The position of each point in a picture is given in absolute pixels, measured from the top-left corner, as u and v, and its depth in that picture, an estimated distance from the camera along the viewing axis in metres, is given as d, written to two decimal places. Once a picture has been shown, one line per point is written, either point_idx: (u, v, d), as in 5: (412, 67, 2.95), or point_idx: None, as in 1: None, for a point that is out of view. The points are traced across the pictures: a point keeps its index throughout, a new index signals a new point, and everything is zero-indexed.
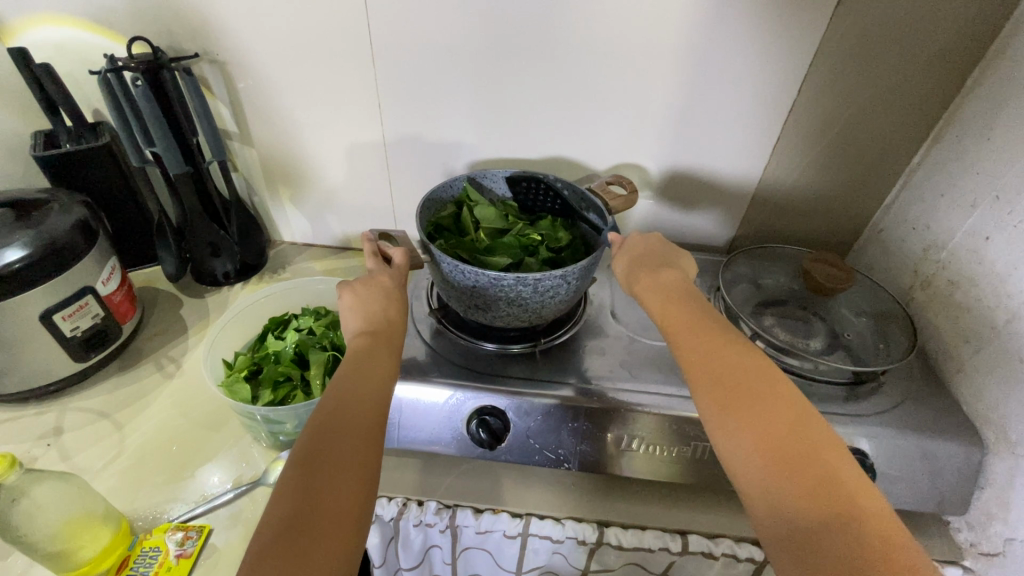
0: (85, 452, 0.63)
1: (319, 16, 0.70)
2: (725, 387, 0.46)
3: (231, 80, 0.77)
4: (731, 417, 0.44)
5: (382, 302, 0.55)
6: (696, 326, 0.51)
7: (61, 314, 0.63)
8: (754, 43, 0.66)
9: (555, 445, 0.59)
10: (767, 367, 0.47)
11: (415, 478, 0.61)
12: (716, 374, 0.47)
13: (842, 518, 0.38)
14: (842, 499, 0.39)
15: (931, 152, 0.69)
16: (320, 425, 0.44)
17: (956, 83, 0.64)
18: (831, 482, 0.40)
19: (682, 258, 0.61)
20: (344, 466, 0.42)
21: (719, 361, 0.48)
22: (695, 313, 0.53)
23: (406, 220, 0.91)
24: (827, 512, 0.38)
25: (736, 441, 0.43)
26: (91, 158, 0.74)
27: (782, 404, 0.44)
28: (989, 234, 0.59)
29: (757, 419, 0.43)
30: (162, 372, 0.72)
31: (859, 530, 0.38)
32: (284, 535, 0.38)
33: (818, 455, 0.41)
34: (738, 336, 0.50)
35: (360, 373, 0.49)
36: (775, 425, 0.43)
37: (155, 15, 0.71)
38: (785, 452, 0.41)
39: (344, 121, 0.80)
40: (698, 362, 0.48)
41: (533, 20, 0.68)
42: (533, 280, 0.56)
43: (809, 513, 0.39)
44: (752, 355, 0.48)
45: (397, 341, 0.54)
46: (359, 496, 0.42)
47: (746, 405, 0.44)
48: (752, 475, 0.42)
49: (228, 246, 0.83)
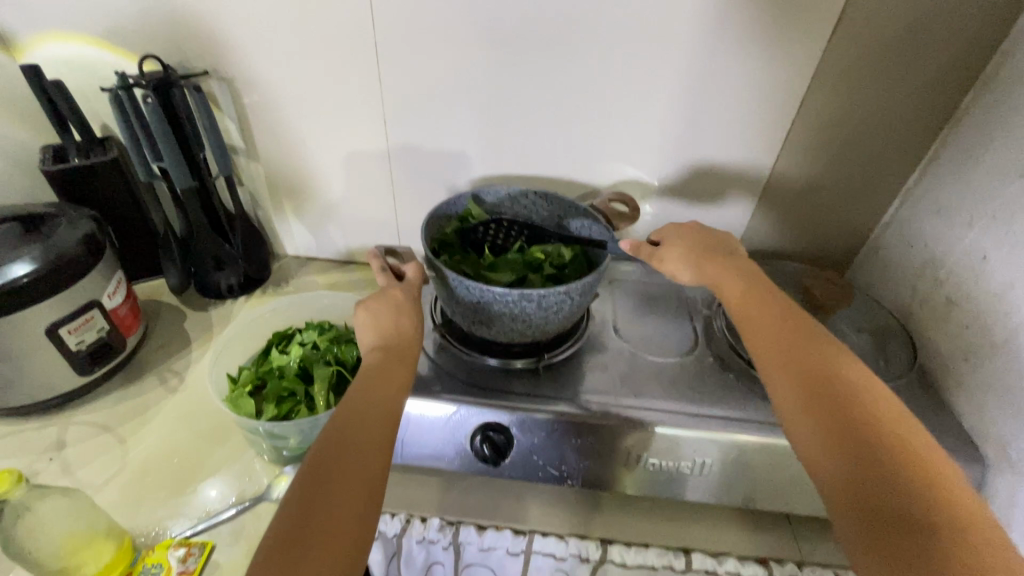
0: (87, 466, 0.63)
1: (327, 36, 0.71)
2: (797, 379, 0.46)
3: (239, 96, 0.78)
4: (801, 407, 0.45)
5: (394, 318, 0.56)
6: (769, 317, 0.52)
7: (67, 327, 0.63)
8: (753, 65, 0.68)
9: (558, 461, 0.59)
10: (849, 360, 0.47)
11: (417, 495, 0.61)
12: (796, 362, 0.47)
13: (923, 507, 0.37)
14: (922, 486, 0.38)
15: (927, 172, 0.70)
16: (334, 435, 0.45)
17: (950, 104, 0.66)
18: (909, 470, 0.39)
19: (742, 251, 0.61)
20: (352, 478, 0.43)
21: (800, 351, 0.48)
22: (775, 305, 0.53)
23: (409, 234, 0.92)
24: (914, 502, 0.38)
25: (812, 425, 0.43)
26: (99, 172, 0.75)
27: (864, 394, 0.44)
28: (986, 252, 0.60)
29: (834, 407, 0.43)
30: (165, 386, 0.72)
31: (941, 521, 0.37)
32: (287, 543, 0.38)
33: (894, 444, 0.41)
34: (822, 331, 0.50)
35: (373, 389, 0.49)
36: (847, 415, 0.43)
37: (166, 34, 0.73)
38: (865, 439, 0.41)
39: (349, 137, 0.81)
40: (774, 350, 0.49)
41: (538, 40, 0.69)
42: (536, 296, 0.56)
43: (884, 501, 0.38)
44: (838, 349, 0.48)
45: (410, 357, 0.54)
46: (362, 509, 0.42)
47: (826, 393, 0.44)
48: (830, 461, 0.41)
49: (232, 260, 0.83)
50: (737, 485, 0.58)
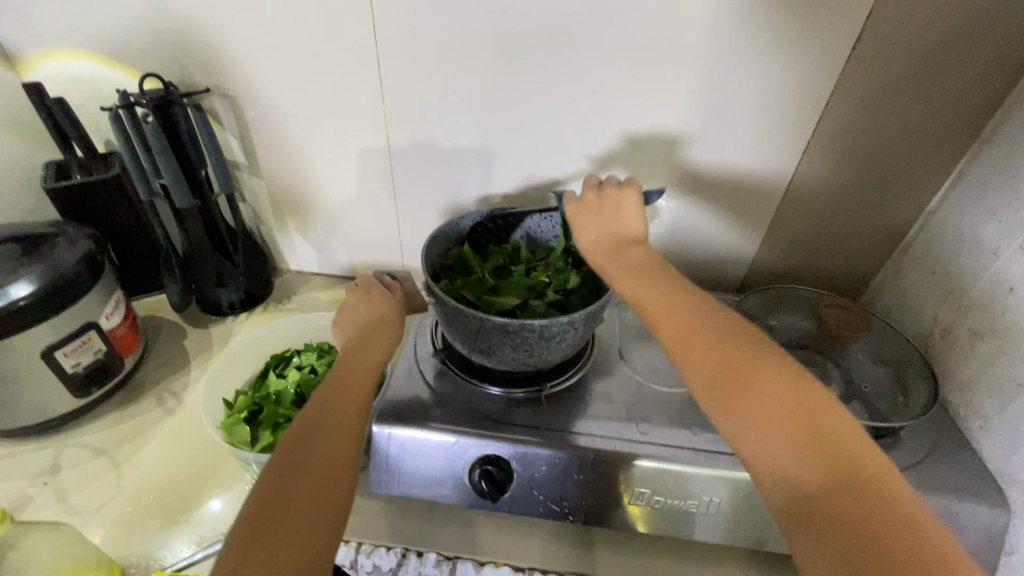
0: (82, 491, 0.62)
1: (330, 53, 0.70)
2: (728, 382, 0.43)
3: (241, 112, 0.77)
4: (743, 419, 0.41)
5: (363, 313, 0.55)
6: (687, 315, 0.48)
7: (63, 349, 0.62)
8: (766, 86, 0.66)
9: (560, 496, 0.57)
10: (764, 352, 0.44)
11: (415, 528, 0.60)
12: (720, 376, 0.43)
13: (870, 515, 0.36)
14: (874, 506, 0.36)
15: (951, 194, 0.67)
16: (300, 428, 0.44)
17: (974, 127, 0.63)
18: (857, 486, 0.37)
19: (633, 219, 0.58)
20: (315, 471, 0.41)
21: (718, 361, 0.44)
22: (684, 298, 0.49)
23: (412, 251, 0.90)
24: (871, 529, 0.35)
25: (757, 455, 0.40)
26: (100, 190, 0.74)
27: (799, 400, 0.41)
28: (1013, 284, 0.57)
29: (771, 429, 0.40)
30: (163, 407, 0.71)
31: (886, 520, 0.35)
32: (249, 541, 0.37)
33: (834, 447, 0.39)
34: (728, 321, 0.47)
35: (351, 366, 0.50)
36: (793, 427, 0.40)
37: (169, 51, 0.72)
38: (813, 457, 0.38)
39: (353, 154, 0.80)
40: (695, 365, 0.45)
41: (544, 60, 0.67)
42: (538, 326, 0.54)
43: (840, 514, 0.36)
44: (752, 343, 0.45)
45: (391, 335, 0.54)
46: (327, 503, 0.40)
47: (760, 410, 0.41)
48: (790, 491, 0.38)
49: (233, 278, 0.82)
50: (748, 525, 0.56)
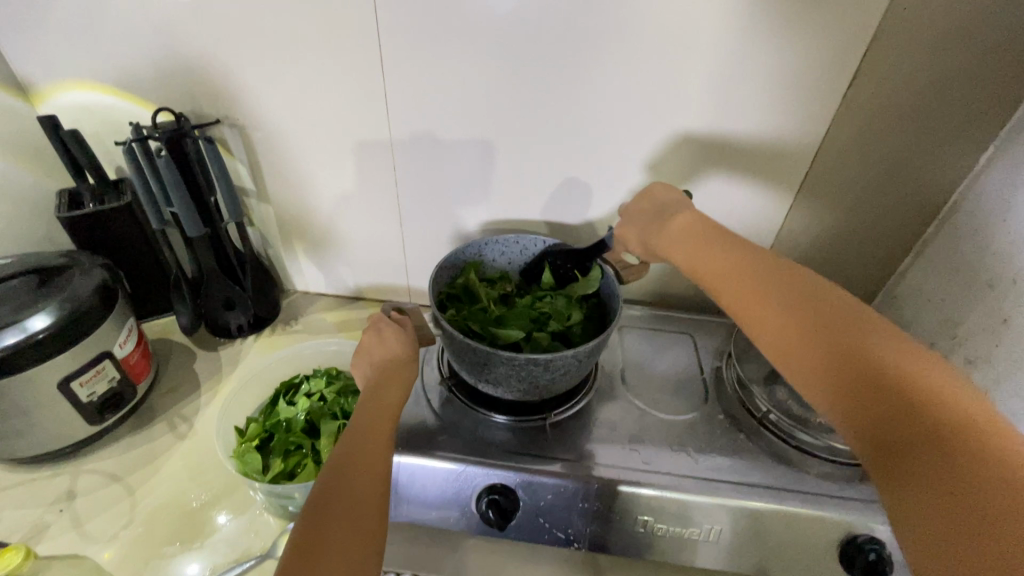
0: (97, 518, 0.63)
1: (337, 85, 0.72)
2: (771, 307, 0.43)
3: (250, 141, 0.79)
4: (793, 348, 0.40)
5: (382, 351, 0.57)
6: (724, 253, 0.48)
7: (79, 379, 0.64)
8: None
9: (565, 524, 0.58)
10: (809, 282, 0.44)
11: (424, 554, 0.61)
12: (760, 308, 0.43)
13: (920, 414, 0.34)
14: (930, 407, 0.34)
15: (942, 229, 0.67)
16: (337, 464, 0.45)
17: None
18: (909, 389, 0.35)
19: (669, 195, 0.60)
20: (361, 486, 0.44)
21: (760, 292, 0.44)
22: (722, 245, 0.49)
23: (417, 273, 0.92)
24: (926, 427, 0.33)
25: (802, 374, 0.40)
26: (113, 218, 0.76)
27: (843, 320, 0.40)
28: (1006, 315, 0.57)
29: (816, 345, 0.39)
30: (175, 432, 0.73)
31: (947, 417, 0.33)
32: (306, 546, 0.40)
33: (877, 356, 0.37)
34: (772, 259, 0.47)
35: (374, 408, 0.51)
36: (836, 344, 0.39)
37: (179, 84, 0.74)
38: (859, 369, 0.37)
39: (358, 180, 0.81)
40: (740, 301, 0.45)
41: (546, 91, 0.69)
42: (544, 359, 0.56)
43: (890, 419, 0.35)
44: (794, 276, 0.44)
45: (408, 378, 0.56)
46: (373, 516, 0.43)
47: (803, 332, 0.40)
48: (839, 404, 0.37)
49: (242, 301, 0.84)
50: (750, 553, 0.57)
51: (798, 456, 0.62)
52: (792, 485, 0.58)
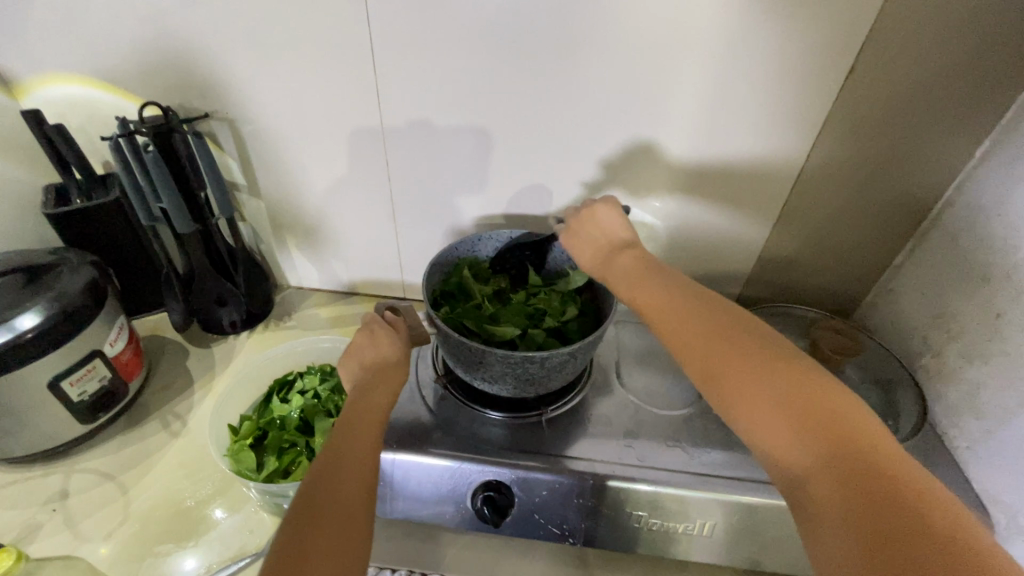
0: (91, 517, 0.63)
1: (329, 78, 0.71)
2: (708, 359, 0.45)
3: (241, 135, 0.78)
4: (727, 397, 0.43)
5: (376, 350, 0.56)
6: (684, 308, 0.49)
7: (69, 378, 0.63)
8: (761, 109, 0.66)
9: (561, 520, 0.58)
10: (744, 329, 0.46)
11: (420, 550, 0.61)
12: (700, 358, 0.45)
13: (865, 489, 0.35)
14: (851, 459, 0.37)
15: (937, 225, 0.69)
16: (328, 461, 0.46)
17: (965, 153, 0.64)
18: (831, 441, 0.38)
19: (617, 226, 0.60)
20: (348, 487, 0.44)
21: (698, 340, 0.46)
22: (664, 290, 0.51)
23: (412, 268, 0.91)
24: (843, 479, 0.36)
25: (736, 419, 0.43)
26: (101, 214, 0.74)
27: (777, 368, 0.42)
28: (1001, 310, 0.58)
29: (749, 395, 0.42)
30: (168, 430, 0.72)
31: (867, 470, 0.36)
32: (292, 547, 0.40)
33: (821, 421, 0.39)
34: (710, 305, 0.49)
35: (366, 405, 0.51)
36: (766, 394, 0.41)
37: (167, 76, 0.72)
38: (787, 420, 0.40)
39: (351, 173, 0.80)
40: (680, 349, 0.47)
41: (541, 84, 0.68)
42: (539, 357, 0.56)
43: (814, 470, 0.38)
44: (732, 324, 0.47)
45: (400, 376, 0.55)
46: (359, 516, 0.43)
47: (738, 382, 0.43)
48: (771, 453, 0.40)
49: (234, 297, 0.83)
50: (743, 547, 0.57)
51: None
52: None
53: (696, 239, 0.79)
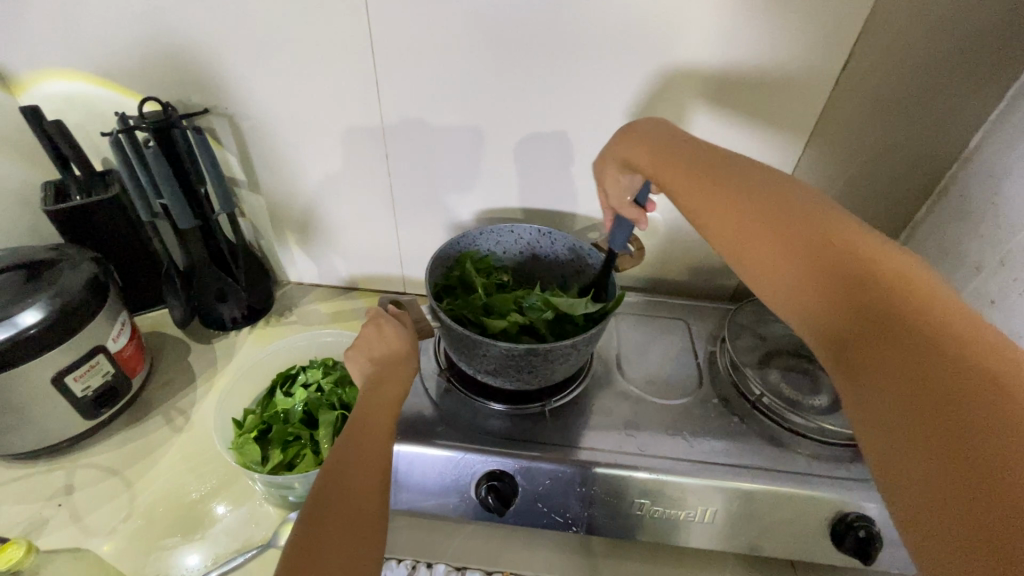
0: (96, 512, 0.63)
1: (328, 72, 0.71)
2: (740, 225, 0.45)
3: (240, 131, 0.78)
4: (756, 259, 0.44)
5: (385, 343, 0.56)
6: (740, 202, 0.46)
7: (73, 374, 0.63)
8: (758, 101, 0.67)
9: (563, 508, 0.59)
10: (781, 194, 0.45)
11: (425, 540, 0.62)
12: (730, 227, 0.46)
13: (893, 322, 0.34)
14: (884, 293, 0.35)
15: (935, 208, 0.69)
16: (339, 456, 0.46)
17: (958, 144, 0.65)
18: (861, 280, 0.37)
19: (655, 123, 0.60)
20: (361, 489, 0.44)
21: (727, 210, 0.46)
22: (699, 162, 0.51)
23: (412, 262, 0.91)
24: (872, 316, 0.35)
25: (767, 274, 0.43)
26: (101, 210, 0.74)
27: (809, 224, 0.42)
28: (992, 298, 0.59)
29: (778, 250, 0.42)
30: (171, 426, 0.72)
31: (901, 302, 0.34)
32: (306, 549, 0.40)
33: (853, 264, 0.38)
34: (750, 173, 0.48)
35: (376, 400, 0.51)
36: (795, 246, 0.41)
37: (165, 72, 0.72)
38: (816, 266, 0.39)
39: (350, 167, 0.80)
40: (713, 220, 0.47)
41: (539, 78, 0.69)
42: (543, 349, 0.56)
43: (842, 314, 0.37)
44: (771, 189, 0.46)
45: (410, 371, 0.55)
46: (371, 519, 0.44)
47: (766, 238, 0.43)
48: (801, 303, 0.40)
49: (235, 293, 0.83)
50: (743, 533, 0.58)
51: (789, 437, 0.63)
52: (784, 466, 0.60)
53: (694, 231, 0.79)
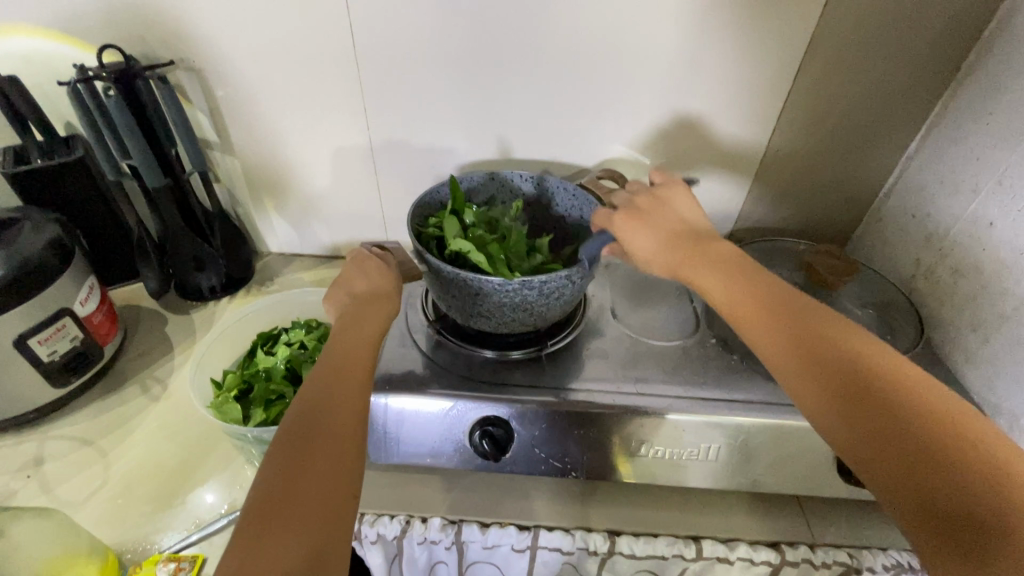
0: (69, 482, 0.60)
1: (296, 17, 0.67)
2: (771, 324, 0.44)
3: (209, 88, 0.74)
4: (785, 366, 0.43)
5: (367, 282, 0.54)
6: (735, 281, 0.48)
7: (37, 337, 0.60)
8: (749, 33, 0.64)
9: (561, 454, 0.57)
10: (795, 297, 0.46)
11: (418, 495, 0.59)
12: (760, 326, 0.45)
13: (944, 450, 0.34)
14: (924, 416, 0.36)
15: (927, 142, 0.68)
16: (316, 388, 0.44)
17: (951, 69, 0.63)
18: (900, 399, 0.37)
19: (673, 199, 0.57)
20: (331, 436, 0.41)
21: (755, 308, 0.46)
22: (718, 255, 0.51)
23: (396, 226, 0.87)
24: (925, 438, 0.35)
25: (797, 381, 0.41)
26: (64, 173, 0.70)
27: (830, 329, 0.42)
28: (992, 219, 0.58)
29: (810, 357, 0.41)
30: (147, 395, 0.69)
31: (942, 430, 0.35)
32: (264, 505, 0.36)
33: (884, 384, 0.38)
34: (759, 274, 0.49)
35: (354, 335, 0.49)
36: (825, 356, 0.41)
37: (125, 22, 0.68)
38: (850, 379, 0.39)
39: (325, 123, 0.76)
40: (742, 316, 0.46)
41: (520, 15, 0.65)
42: (538, 282, 0.54)
43: (890, 431, 0.36)
44: (785, 290, 0.47)
45: (392, 307, 0.53)
46: (343, 470, 0.40)
47: (805, 341, 0.42)
48: (836, 419, 0.39)
49: (212, 260, 0.80)
50: (746, 469, 0.56)
51: None
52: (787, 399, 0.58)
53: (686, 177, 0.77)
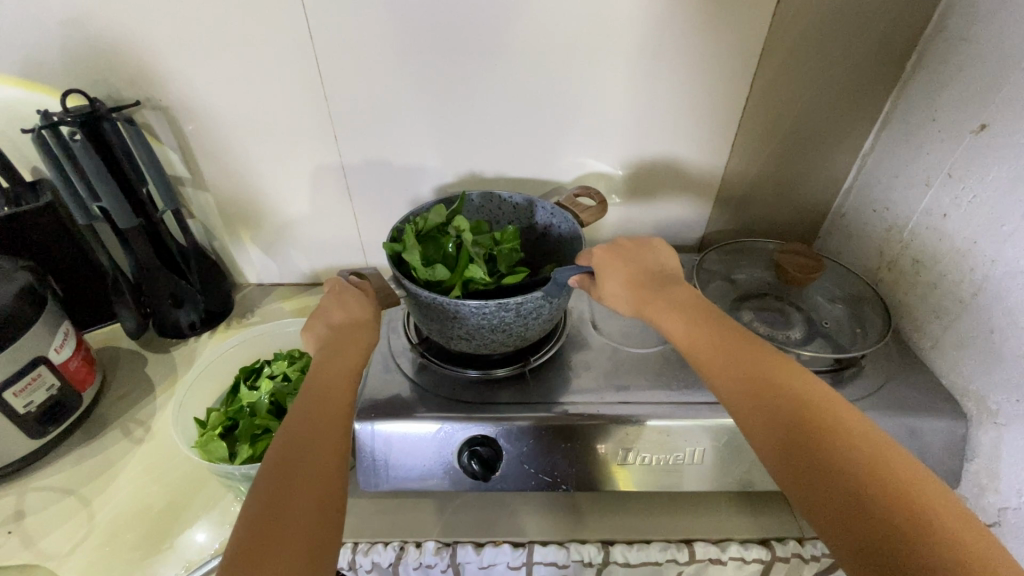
0: (51, 534, 0.59)
1: (261, 53, 0.68)
2: (733, 366, 0.46)
3: (178, 125, 0.74)
4: (743, 407, 0.43)
5: (344, 314, 0.54)
6: (702, 325, 0.49)
7: (12, 389, 0.59)
8: (704, 45, 0.66)
9: (550, 468, 0.57)
10: (757, 342, 0.47)
11: (411, 520, 0.59)
12: (721, 365, 0.46)
13: (894, 501, 0.36)
14: (874, 467, 0.37)
15: (882, 135, 0.71)
16: (295, 425, 0.44)
17: (896, 70, 0.67)
18: (853, 448, 0.38)
19: (645, 246, 0.59)
20: (314, 474, 0.41)
21: (719, 351, 0.47)
22: (685, 299, 0.52)
23: (375, 250, 0.88)
24: (876, 488, 0.36)
25: (754, 422, 0.42)
26: (32, 218, 0.70)
27: (788, 375, 0.44)
28: (945, 211, 0.61)
29: (768, 400, 0.42)
30: (130, 438, 0.68)
31: (891, 481, 0.36)
32: (245, 553, 0.36)
33: (838, 432, 0.39)
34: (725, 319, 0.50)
35: (332, 368, 0.49)
36: (782, 400, 0.42)
37: (89, 66, 0.68)
38: (804, 425, 0.40)
39: (297, 153, 0.77)
40: (705, 357, 0.47)
41: (482, 39, 0.66)
42: (514, 304, 0.55)
43: (841, 479, 0.37)
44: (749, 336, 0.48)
45: (370, 338, 0.53)
46: (325, 509, 0.39)
47: (763, 384, 0.43)
48: (790, 463, 0.40)
49: (190, 296, 0.79)
50: (731, 469, 0.58)
51: None
52: None
53: (655, 187, 0.79)
